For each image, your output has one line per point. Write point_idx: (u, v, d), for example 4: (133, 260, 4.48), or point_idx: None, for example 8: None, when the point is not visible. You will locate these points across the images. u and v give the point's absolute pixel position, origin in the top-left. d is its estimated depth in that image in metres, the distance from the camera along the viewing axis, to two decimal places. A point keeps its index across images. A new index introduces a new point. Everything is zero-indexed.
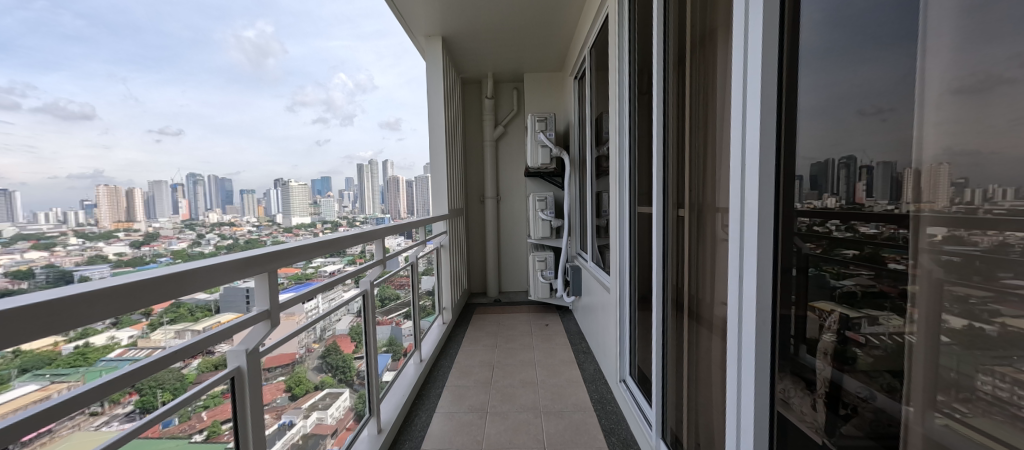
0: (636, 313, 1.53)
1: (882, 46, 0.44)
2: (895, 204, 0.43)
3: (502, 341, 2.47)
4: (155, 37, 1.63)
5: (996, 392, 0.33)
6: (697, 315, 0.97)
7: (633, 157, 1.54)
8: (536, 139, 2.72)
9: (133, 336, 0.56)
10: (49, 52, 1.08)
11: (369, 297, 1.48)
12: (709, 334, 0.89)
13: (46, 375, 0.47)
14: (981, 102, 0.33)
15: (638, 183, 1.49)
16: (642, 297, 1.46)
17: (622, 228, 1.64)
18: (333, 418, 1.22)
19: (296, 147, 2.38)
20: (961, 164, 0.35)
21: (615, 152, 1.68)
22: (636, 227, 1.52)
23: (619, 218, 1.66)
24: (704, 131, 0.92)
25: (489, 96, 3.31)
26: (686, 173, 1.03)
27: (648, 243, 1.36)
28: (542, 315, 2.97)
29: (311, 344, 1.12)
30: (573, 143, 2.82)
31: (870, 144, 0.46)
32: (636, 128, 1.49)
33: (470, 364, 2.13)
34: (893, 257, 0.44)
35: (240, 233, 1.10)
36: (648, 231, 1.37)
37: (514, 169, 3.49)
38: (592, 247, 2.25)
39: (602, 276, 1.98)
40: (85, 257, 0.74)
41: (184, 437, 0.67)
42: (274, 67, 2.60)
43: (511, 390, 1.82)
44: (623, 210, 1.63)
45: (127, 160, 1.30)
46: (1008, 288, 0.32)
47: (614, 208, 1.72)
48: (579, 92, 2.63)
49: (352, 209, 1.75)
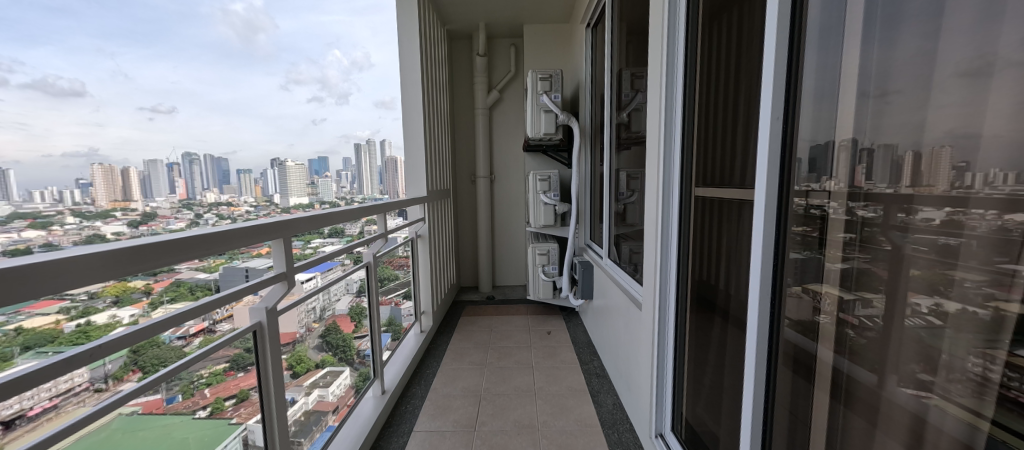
0: (690, 322, 1.18)
1: (888, 26, 0.50)
2: (892, 186, 0.50)
3: (502, 344, 2.43)
4: (148, 12, 1.58)
5: (986, 373, 0.41)
6: (843, 390, 0.59)
7: (659, 131, 1.28)
8: (538, 102, 2.59)
9: (134, 314, 0.59)
10: (39, 26, 1.03)
11: (263, 332, 0.87)
12: (869, 427, 0.55)
13: (48, 352, 0.49)
14: (989, 83, 0.39)
15: (682, 172, 1.18)
16: (693, 297, 1.16)
17: (670, 224, 1.24)
18: (333, 395, 1.29)
19: (291, 125, 2.28)
20: (960, 148, 0.42)
21: (669, 118, 1.23)
22: (691, 221, 1.15)
23: (662, 213, 1.27)
24: (881, 53, 0.51)
25: (479, 53, 3.20)
26: (812, 127, 0.64)
27: (719, 240, 1.01)
28: (545, 318, 2.89)
29: (311, 324, 1.15)
30: (581, 109, 2.70)
31: (874, 128, 0.52)
32: (693, 93, 1.14)
33: (460, 367, 2.11)
34: (889, 240, 0.51)
35: (237, 213, 1.10)
36: (686, 217, 1.17)
37: (511, 147, 3.46)
38: (609, 240, 2.14)
39: (619, 275, 1.87)
40: (83, 237, 0.75)
41: (188, 412, 0.71)
42: (263, 43, 2.41)
43: (506, 403, 1.77)
44: (668, 202, 1.24)
45: (120, 137, 1.27)
46: (1004, 271, 0.39)
47: (652, 201, 1.34)
48: (591, 46, 2.51)
49: (349, 191, 1.79)
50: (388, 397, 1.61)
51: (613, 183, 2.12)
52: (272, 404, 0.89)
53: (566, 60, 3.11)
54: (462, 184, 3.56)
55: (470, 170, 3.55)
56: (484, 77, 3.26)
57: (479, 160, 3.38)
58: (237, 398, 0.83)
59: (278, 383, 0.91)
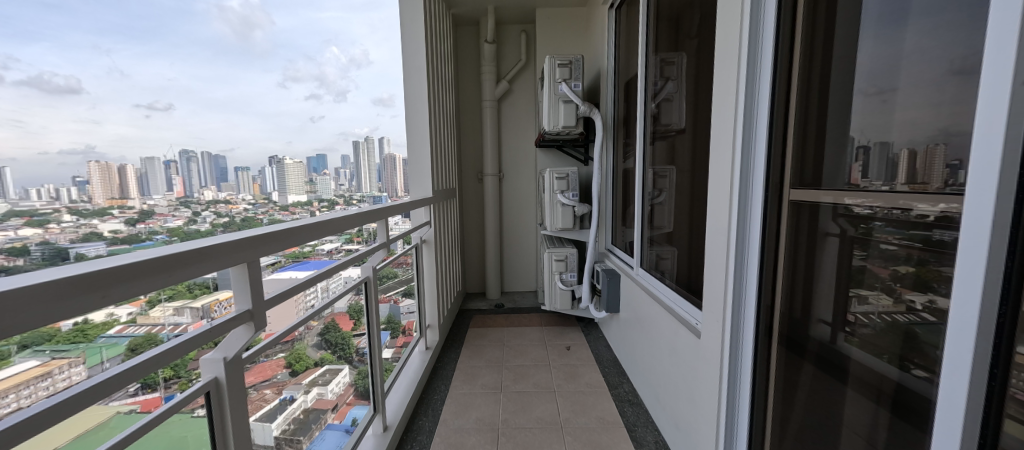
0: (783, 364, 0.86)
1: (894, 29, 0.58)
2: (889, 183, 0.59)
3: (517, 363, 2.28)
4: (146, 8, 1.55)
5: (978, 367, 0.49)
6: None
7: (728, 107, 0.94)
8: (556, 91, 2.23)
9: (133, 313, 0.59)
10: (34, 21, 1.00)
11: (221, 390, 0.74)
12: None
13: (47, 351, 0.54)
14: (981, 76, 0.47)
15: (767, 165, 0.86)
16: (782, 332, 0.85)
17: (748, 233, 0.91)
18: (333, 393, 1.30)
19: (288, 124, 2.25)
20: (954, 145, 0.50)
21: (739, 90, 0.90)
22: (771, 230, 0.86)
23: (728, 218, 0.95)
24: (887, 52, 0.60)
25: (487, 39, 3.15)
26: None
27: (836, 262, 0.71)
28: (562, 332, 2.73)
29: (311, 322, 1.16)
30: (603, 100, 2.47)
31: (875, 127, 0.62)
32: (780, 55, 0.82)
33: (475, 390, 1.98)
34: (884, 236, 0.61)
35: (235, 211, 1.12)
36: (771, 222, 0.86)
37: (522, 143, 3.45)
38: (638, 246, 1.75)
39: (654, 285, 1.56)
40: (80, 235, 0.77)
41: (189, 412, 0.70)
42: (261, 39, 2.38)
43: (528, 441, 1.58)
44: (751, 204, 0.89)
45: (117, 134, 1.26)
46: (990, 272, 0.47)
47: (715, 201, 1.02)
48: (614, 29, 2.29)
49: (348, 188, 1.80)
50: (389, 435, 1.55)
51: (643, 172, 1.72)
52: (226, 424, 0.75)
53: (582, 44, 3.03)
54: (466, 182, 3.56)
55: (477, 168, 3.55)
56: (491, 66, 3.23)
57: (489, 158, 3.36)
58: None
59: (235, 399, 0.76)
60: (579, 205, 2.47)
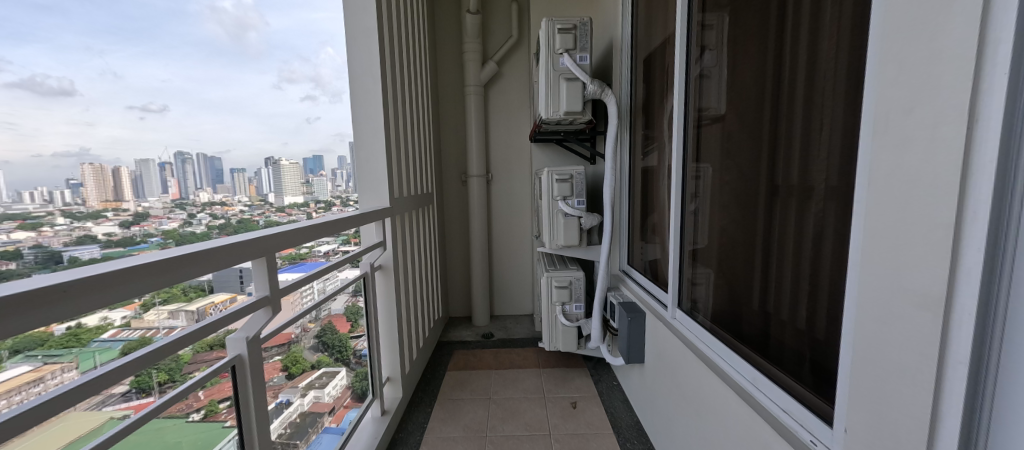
0: None
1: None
2: None
3: (504, 433, 1.92)
4: (138, 8, 1.52)
5: None
6: None
7: (950, 72, 0.48)
8: (552, 63, 1.99)
9: (127, 316, 0.69)
10: (23, 21, 0.98)
11: None
12: None
13: (37, 356, 0.60)
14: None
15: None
16: None
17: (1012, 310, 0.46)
18: (330, 397, 1.42)
19: (284, 125, 2.10)
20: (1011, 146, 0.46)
21: (996, 38, 0.44)
22: None
23: (951, 281, 0.49)
24: None
25: (468, 11, 3.11)
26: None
27: None
28: (567, 376, 2.49)
29: (306, 325, 1.24)
30: (614, 75, 2.38)
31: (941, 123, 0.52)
32: None
33: (453, 434, 1.93)
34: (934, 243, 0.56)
35: (231, 212, 1.16)
36: None
37: (513, 136, 3.48)
38: (675, 282, 1.51)
39: (713, 349, 1.22)
40: (74, 238, 0.82)
41: (183, 415, 0.81)
42: (255, 42, 2.16)
43: None
44: (1022, 257, 0.45)
45: (110, 136, 1.24)
46: None
47: (910, 243, 0.55)
48: (630, 10, 2.11)
49: (344, 188, 2.03)
50: None
51: (684, 177, 1.47)
52: None
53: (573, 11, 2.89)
54: (448, 182, 3.56)
55: (458, 170, 3.55)
56: (476, 44, 3.20)
57: (473, 160, 3.34)
58: (231, 401, 0.94)
59: None
60: (584, 213, 2.27)
